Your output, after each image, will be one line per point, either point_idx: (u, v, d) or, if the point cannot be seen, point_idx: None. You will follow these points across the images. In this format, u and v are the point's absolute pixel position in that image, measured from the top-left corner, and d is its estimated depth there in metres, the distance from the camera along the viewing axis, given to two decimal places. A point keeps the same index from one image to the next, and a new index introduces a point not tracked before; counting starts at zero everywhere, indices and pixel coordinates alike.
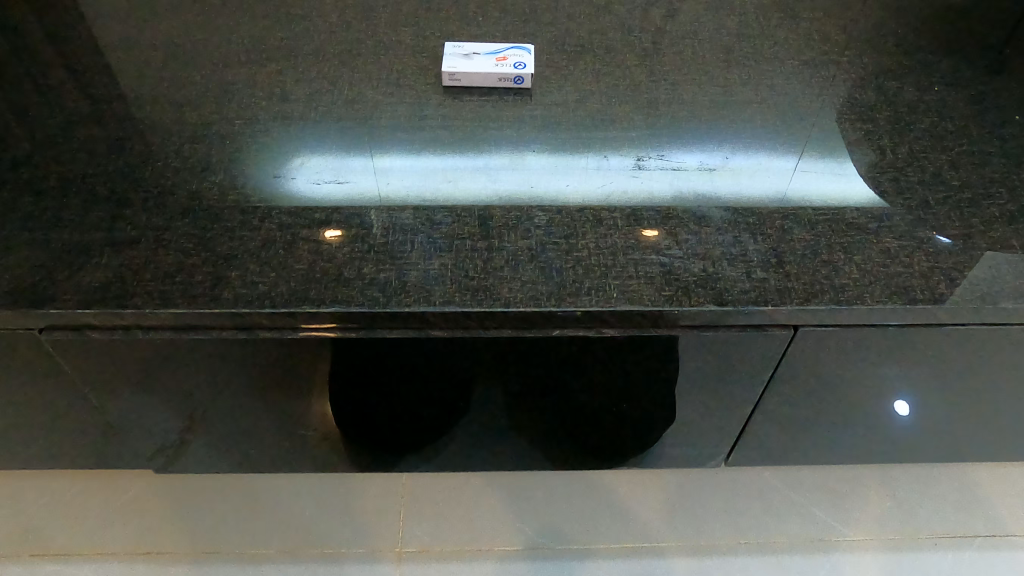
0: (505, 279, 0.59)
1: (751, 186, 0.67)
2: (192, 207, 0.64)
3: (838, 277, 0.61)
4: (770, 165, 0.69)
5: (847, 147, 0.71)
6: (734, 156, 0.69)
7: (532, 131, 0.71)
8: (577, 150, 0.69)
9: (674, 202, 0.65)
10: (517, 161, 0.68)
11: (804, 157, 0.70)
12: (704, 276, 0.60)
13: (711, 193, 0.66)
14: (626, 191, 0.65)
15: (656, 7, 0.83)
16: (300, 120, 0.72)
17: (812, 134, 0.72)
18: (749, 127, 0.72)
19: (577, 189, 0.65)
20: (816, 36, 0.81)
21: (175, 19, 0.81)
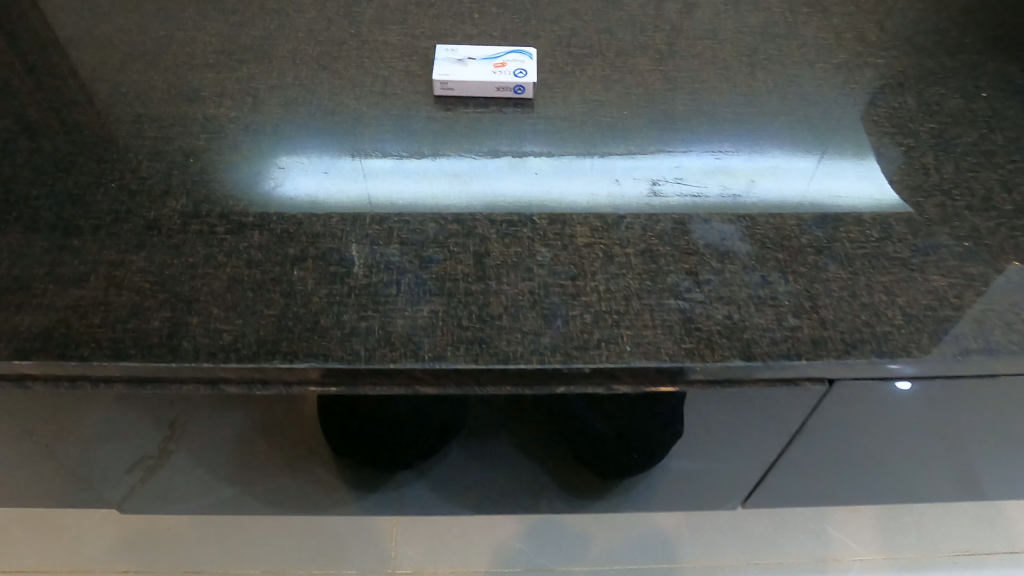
0: (504, 330, 0.52)
1: (771, 190, 0.60)
2: (149, 240, 0.56)
3: (880, 323, 0.54)
4: (791, 172, 0.62)
5: (872, 142, 0.64)
6: (750, 158, 0.63)
7: (532, 150, 0.63)
8: (583, 171, 0.61)
9: (688, 208, 0.59)
10: (516, 170, 0.61)
11: (828, 155, 0.63)
12: (729, 324, 0.53)
13: (729, 201, 0.59)
14: (637, 198, 0.60)
15: (671, 2, 0.74)
16: (271, 133, 0.63)
17: (851, 148, 0.63)
18: (777, 138, 0.64)
19: (583, 195, 0.60)
20: (851, 31, 0.72)
21: (136, 12, 0.72)
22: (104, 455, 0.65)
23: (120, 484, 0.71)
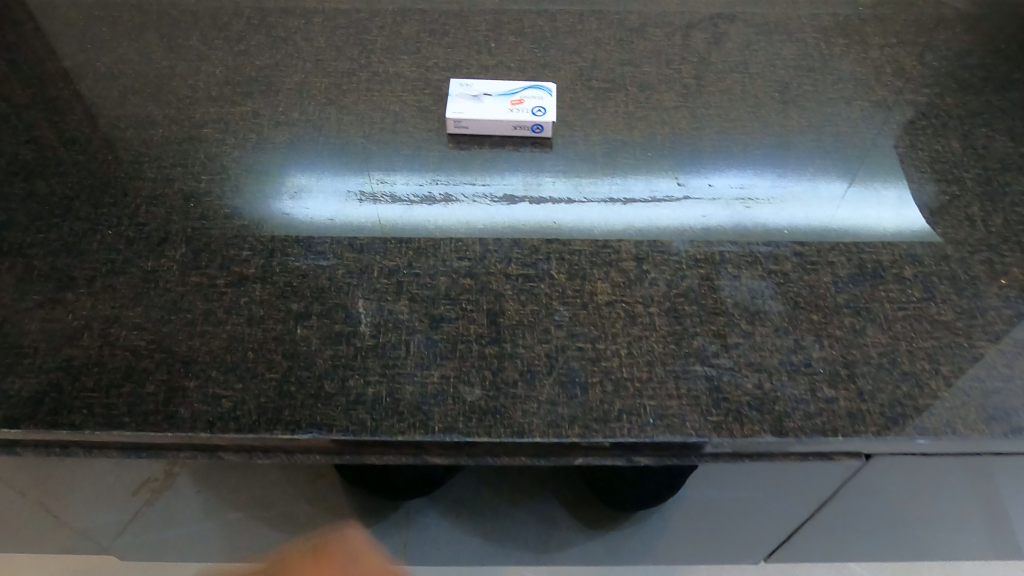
0: (518, 399, 0.49)
1: (795, 215, 0.58)
2: (146, 294, 0.53)
3: (923, 396, 0.50)
4: (818, 198, 0.59)
5: (903, 165, 0.62)
6: (776, 181, 0.60)
7: (551, 195, 0.59)
8: (604, 218, 0.58)
9: (711, 233, 0.57)
10: (532, 192, 0.59)
11: (856, 182, 0.61)
12: (759, 394, 0.50)
13: (751, 225, 0.57)
14: (656, 220, 0.58)
15: (698, 31, 0.70)
16: (276, 170, 0.60)
17: (882, 172, 0.61)
18: (808, 176, 0.61)
19: (602, 219, 0.58)
20: (891, 65, 0.68)
21: (136, 40, 0.69)
22: (102, 511, 0.63)
23: (119, 533, 0.69)
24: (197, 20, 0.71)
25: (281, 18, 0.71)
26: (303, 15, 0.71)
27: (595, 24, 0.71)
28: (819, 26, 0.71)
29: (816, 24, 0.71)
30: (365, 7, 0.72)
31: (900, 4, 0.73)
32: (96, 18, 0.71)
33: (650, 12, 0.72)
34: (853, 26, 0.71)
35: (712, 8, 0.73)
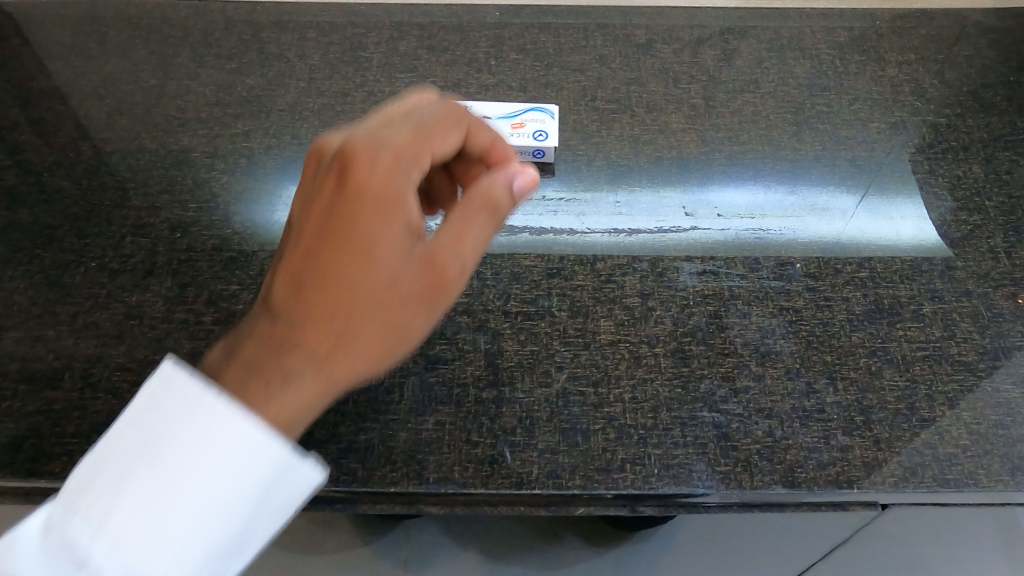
0: (517, 448, 0.47)
1: (805, 231, 0.57)
2: (130, 331, 0.51)
3: (943, 444, 0.47)
4: (831, 213, 0.58)
5: (918, 181, 0.59)
6: (786, 197, 0.58)
7: (553, 219, 0.57)
8: (607, 240, 0.56)
9: (718, 248, 0.55)
10: (532, 208, 0.58)
11: (869, 195, 0.59)
12: (770, 442, 0.47)
13: (760, 244, 0.56)
14: (661, 237, 0.56)
15: (708, 47, 0.68)
16: (267, 188, 0.59)
17: (896, 185, 0.59)
18: (820, 195, 0.59)
19: (605, 236, 0.56)
20: (908, 84, 0.65)
21: (124, 57, 0.67)
22: None
23: None
24: (187, 35, 0.68)
25: (274, 34, 0.68)
26: (297, 30, 0.69)
27: (600, 40, 0.68)
28: (834, 42, 0.68)
29: (831, 40, 0.68)
30: (361, 21, 0.69)
31: (919, 17, 0.70)
32: (82, 33, 0.68)
33: (658, 26, 0.69)
34: (869, 41, 0.68)
35: (722, 23, 0.70)
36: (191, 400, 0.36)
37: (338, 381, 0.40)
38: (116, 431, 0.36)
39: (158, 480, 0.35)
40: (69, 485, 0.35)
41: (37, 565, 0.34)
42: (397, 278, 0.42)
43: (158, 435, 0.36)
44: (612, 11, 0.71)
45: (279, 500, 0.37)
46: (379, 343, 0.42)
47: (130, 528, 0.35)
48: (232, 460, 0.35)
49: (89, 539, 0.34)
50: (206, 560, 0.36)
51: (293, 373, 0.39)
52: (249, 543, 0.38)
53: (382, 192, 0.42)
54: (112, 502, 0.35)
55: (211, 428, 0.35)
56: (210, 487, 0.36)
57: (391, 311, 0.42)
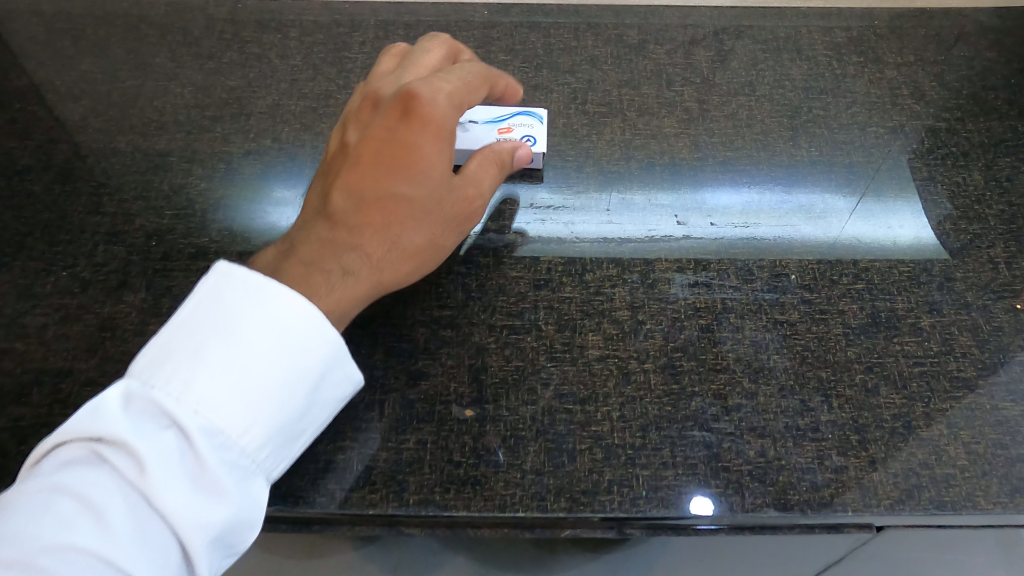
0: (501, 469, 0.45)
1: (801, 236, 0.55)
2: (101, 344, 0.49)
3: (941, 465, 0.46)
4: (827, 217, 0.56)
5: (918, 186, 0.58)
6: (781, 199, 0.57)
7: (540, 223, 0.56)
8: (597, 245, 0.54)
9: (712, 252, 0.54)
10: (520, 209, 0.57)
11: (867, 198, 0.57)
12: (762, 463, 0.46)
13: (754, 250, 0.54)
14: (653, 241, 0.55)
15: (702, 48, 0.66)
16: (248, 190, 0.57)
17: (894, 189, 0.58)
18: (816, 200, 0.57)
19: (595, 240, 0.55)
20: (908, 86, 0.63)
21: (100, 57, 0.65)
22: None
23: None
24: (165, 34, 0.66)
25: (255, 34, 0.66)
26: (279, 29, 0.67)
27: (591, 41, 0.66)
28: (831, 42, 0.66)
29: (828, 40, 0.66)
30: (345, 21, 0.67)
31: (919, 17, 0.68)
32: (57, 31, 0.66)
33: (651, 26, 0.67)
34: (868, 42, 0.66)
35: (717, 22, 0.68)
36: (255, 288, 0.43)
37: (383, 284, 0.49)
38: (186, 318, 0.42)
39: (230, 352, 0.41)
40: (146, 361, 0.41)
41: (127, 425, 0.39)
42: (437, 204, 0.50)
43: (228, 315, 0.42)
44: (603, 10, 0.69)
45: (331, 382, 0.44)
46: (418, 257, 0.50)
47: (210, 392, 0.40)
48: (293, 335, 0.42)
49: (172, 402, 0.39)
50: (273, 430, 0.41)
51: (348, 272, 0.47)
52: (303, 423, 0.43)
53: (434, 127, 0.50)
54: (190, 370, 0.40)
55: (279, 307, 0.42)
56: (275, 362, 0.42)
57: (427, 229, 0.50)
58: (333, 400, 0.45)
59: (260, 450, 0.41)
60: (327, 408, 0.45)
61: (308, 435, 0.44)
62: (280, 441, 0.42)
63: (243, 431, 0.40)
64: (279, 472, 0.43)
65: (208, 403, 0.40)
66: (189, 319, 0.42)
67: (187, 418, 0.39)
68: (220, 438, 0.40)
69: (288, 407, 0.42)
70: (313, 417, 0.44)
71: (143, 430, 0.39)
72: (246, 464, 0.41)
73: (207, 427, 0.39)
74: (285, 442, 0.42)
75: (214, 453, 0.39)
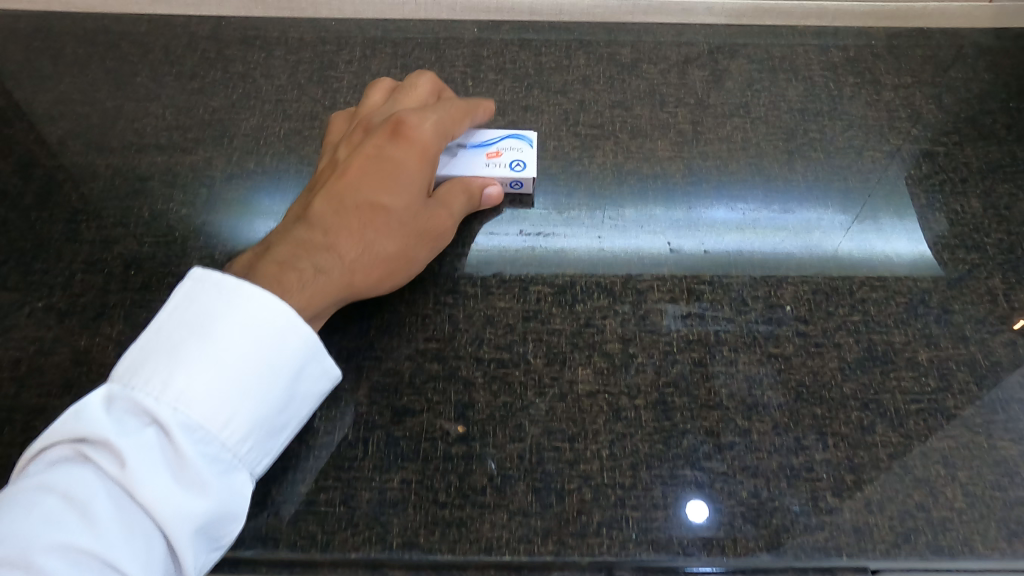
0: (487, 510, 0.44)
1: (794, 255, 0.54)
2: (77, 379, 0.48)
3: (938, 507, 0.45)
4: (818, 235, 0.55)
5: (913, 208, 0.57)
6: (774, 217, 0.56)
7: (531, 239, 0.55)
8: (589, 261, 0.54)
9: (705, 270, 0.53)
10: (512, 224, 0.56)
11: (861, 217, 0.56)
12: (754, 504, 0.45)
13: (748, 269, 0.53)
14: (646, 258, 0.54)
15: (696, 67, 0.64)
16: (234, 202, 0.56)
17: (889, 210, 0.57)
18: (808, 222, 0.56)
19: (587, 256, 0.54)
20: (905, 108, 0.62)
21: (79, 76, 0.63)
22: None
23: None
24: (147, 52, 0.65)
25: (240, 51, 0.65)
26: (264, 47, 0.65)
27: (583, 60, 0.65)
28: (827, 62, 0.65)
29: (824, 60, 0.65)
30: (332, 38, 0.66)
31: (917, 35, 0.67)
32: (36, 49, 0.65)
33: (644, 45, 0.66)
34: (864, 62, 0.65)
35: (711, 41, 0.67)
36: (228, 283, 0.40)
37: (349, 292, 0.47)
38: (160, 318, 0.40)
39: (207, 348, 0.39)
40: (124, 365, 0.39)
41: (106, 424, 0.36)
42: (412, 216, 0.50)
43: (201, 312, 0.40)
44: (596, 28, 0.67)
45: (310, 375, 0.42)
46: (388, 267, 0.48)
47: (187, 387, 0.37)
48: (270, 329, 0.40)
49: (151, 400, 0.37)
50: (253, 424, 0.39)
51: (320, 269, 0.45)
52: (284, 418, 0.41)
53: (419, 145, 0.51)
54: (167, 367, 0.38)
55: (253, 301, 0.40)
56: (254, 354, 0.39)
57: (401, 238, 0.49)
58: (313, 395, 0.43)
59: (241, 445, 0.39)
60: (307, 403, 0.43)
61: (291, 429, 0.42)
62: (261, 435, 0.40)
63: (223, 425, 0.38)
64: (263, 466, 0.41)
65: (187, 399, 0.37)
66: (165, 320, 0.40)
67: (165, 414, 0.37)
68: (200, 434, 0.37)
69: (268, 401, 0.40)
70: (294, 411, 0.42)
71: (123, 431, 0.37)
72: (229, 459, 0.38)
73: (187, 423, 0.37)
74: (267, 437, 0.40)
75: (196, 448, 0.37)
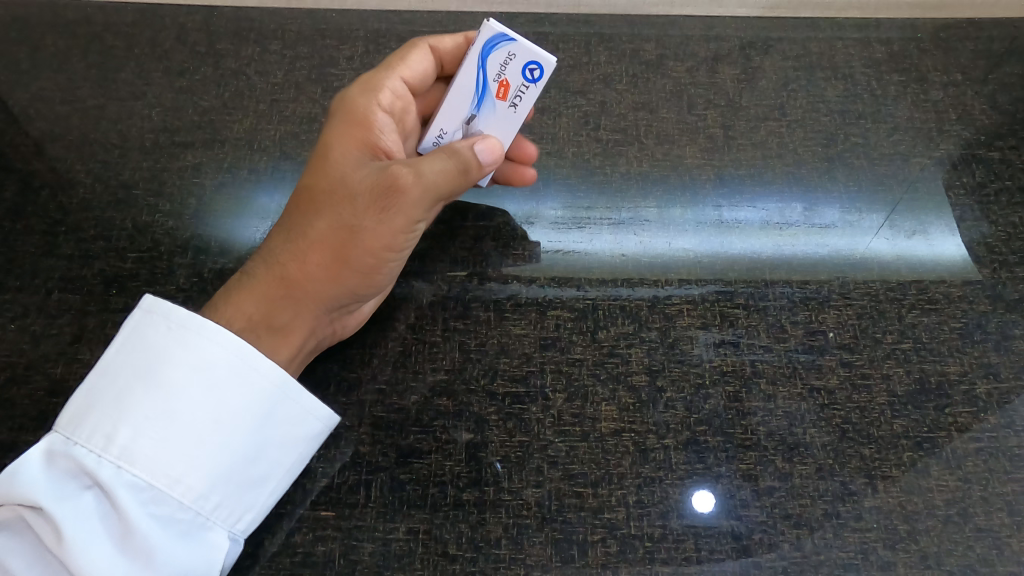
0: (501, 564, 0.40)
1: (830, 265, 0.50)
2: (52, 414, 0.43)
3: (1002, 562, 0.40)
4: (847, 236, 0.51)
5: (964, 217, 0.52)
6: (808, 225, 0.52)
7: (551, 251, 0.51)
8: (613, 276, 0.49)
9: (739, 286, 0.49)
10: (531, 233, 0.51)
11: (894, 215, 0.52)
12: (798, 558, 0.40)
13: (784, 285, 0.49)
14: (673, 270, 0.50)
15: (727, 64, 0.60)
16: (228, 202, 0.52)
17: (930, 214, 0.52)
18: (841, 227, 0.52)
19: (611, 269, 0.50)
20: (955, 109, 0.57)
21: (59, 72, 0.58)
22: None
23: None
24: (133, 46, 0.60)
25: (233, 46, 0.60)
26: (259, 41, 0.60)
27: (604, 56, 0.60)
28: (869, 58, 0.60)
29: (865, 55, 0.60)
30: (333, 31, 0.61)
31: (967, 28, 0.62)
32: (14, 43, 0.60)
33: (670, 39, 0.61)
34: (910, 58, 0.60)
35: (742, 34, 0.62)
36: (177, 325, 0.37)
37: (296, 286, 0.42)
38: (109, 359, 0.37)
39: (155, 397, 0.36)
40: (68, 414, 0.36)
41: (44, 487, 0.34)
42: (343, 182, 0.43)
43: (151, 358, 0.37)
44: (618, 20, 0.62)
45: (284, 420, 0.39)
46: (328, 249, 0.42)
47: (132, 444, 0.35)
48: (223, 376, 0.37)
49: (92, 459, 0.35)
50: (215, 478, 0.36)
51: (252, 275, 0.43)
52: (258, 467, 0.38)
53: (346, 113, 0.47)
54: (113, 420, 0.35)
55: (204, 345, 0.37)
56: (206, 398, 0.36)
57: (339, 213, 0.43)
58: (298, 438, 0.39)
59: (203, 501, 0.36)
60: (293, 449, 0.40)
61: (277, 479, 0.39)
62: (228, 489, 0.37)
63: (173, 485, 0.35)
64: (246, 522, 0.38)
65: (133, 456, 0.35)
66: (112, 359, 0.37)
67: (108, 475, 0.34)
68: (149, 493, 0.35)
69: (232, 450, 0.37)
70: (273, 459, 0.39)
71: (63, 493, 0.34)
72: (187, 519, 0.36)
73: (133, 483, 0.35)
74: (239, 492, 0.37)
75: (143, 509, 0.35)
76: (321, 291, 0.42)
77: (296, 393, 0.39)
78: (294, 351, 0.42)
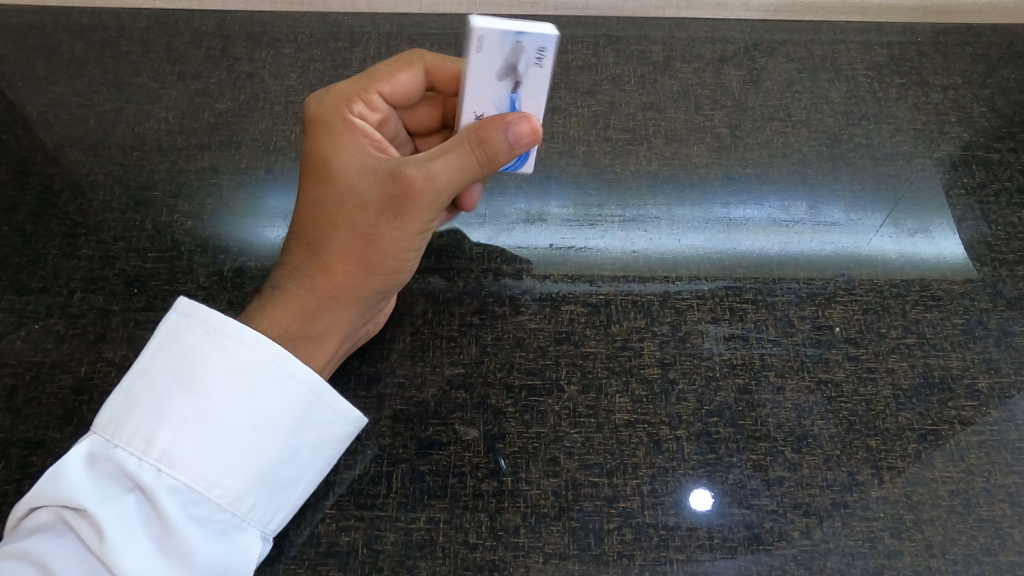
0: (520, 552, 0.41)
1: (835, 263, 0.51)
2: (78, 410, 0.44)
3: (1006, 550, 0.41)
4: (850, 234, 0.53)
5: (965, 216, 0.54)
6: (812, 224, 0.53)
7: (564, 247, 0.52)
8: (625, 273, 0.50)
9: (747, 282, 0.50)
10: (544, 230, 0.52)
11: (896, 214, 0.54)
12: (808, 546, 0.41)
13: (790, 282, 0.50)
14: (682, 267, 0.51)
15: (732, 66, 0.61)
16: (245, 202, 0.53)
17: (931, 213, 0.54)
18: (844, 226, 0.53)
19: (622, 265, 0.51)
20: (955, 111, 0.58)
21: (76, 77, 0.59)
22: None
23: None
24: (148, 50, 0.61)
25: (247, 48, 0.61)
26: (273, 44, 0.61)
27: (612, 57, 0.61)
28: (871, 61, 0.61)
29: (868, 58, 0.61)
30: (345, 34, 0.62)
31: (966, 32, 0.63)
32: (31, 48, 0.61)
33: (677, 42, 0.63)
34: (911, 61, 0.61)
35: (748, 37, 0.63)
36: (213, 330, 0.38)
37: (329, 296, 0.43)
38: (145, 362, 0.38)
39: (194, 400, 0.37)
40: (107, 416, 0.37)
41: (86, 489, 0.35)
42: (352, 191, 0.43)
43: (187, 363, 0.38)
44: (626, 23, 0.64)
45: (316, 423, 0.40)
46: (350, 258, 0.43)
47: (171, 447, 0.36)
48: (261, 381, 0.38)
49: (133, 461, 0.36)
50: (251, 480, 0.37)
51: (281, 287, 0.43)
52: (291, 469, 0.39)
53: (337, 119, 0.46)
54: (152, 423, 0.36)
55: (241, 350, 0.38)
56: (243, 402, 0.37)
57: (354, 223, 0.43)
58: (329, 441, 0.41)
59: (239, 503, 0.37)
60: (323, 451, 0.41)
61: (306, 479, 0.40)
62: (262, 490, 0.38)
63: (211, 487, 0.36)
64: (278, 521, 0.39)
65: (172, 458, 0.36)
66: (148, 363, 0.38)
67: (149, 478, 0.35)
68: (187, 495, 0.36)
69: (268, 453, 0.38)
70: (306, 462, 0.40)
71: (103, 495, 0.35)
72: (224, 519, 0.37)
73: (173, 485, 0.36)
74: (272, 493, 0.38)
75: (182, 511, 0.35)
76: (350, 298, 0.43)
77: (329, 399, 0.40)
78: (331, 355, 0.44)
